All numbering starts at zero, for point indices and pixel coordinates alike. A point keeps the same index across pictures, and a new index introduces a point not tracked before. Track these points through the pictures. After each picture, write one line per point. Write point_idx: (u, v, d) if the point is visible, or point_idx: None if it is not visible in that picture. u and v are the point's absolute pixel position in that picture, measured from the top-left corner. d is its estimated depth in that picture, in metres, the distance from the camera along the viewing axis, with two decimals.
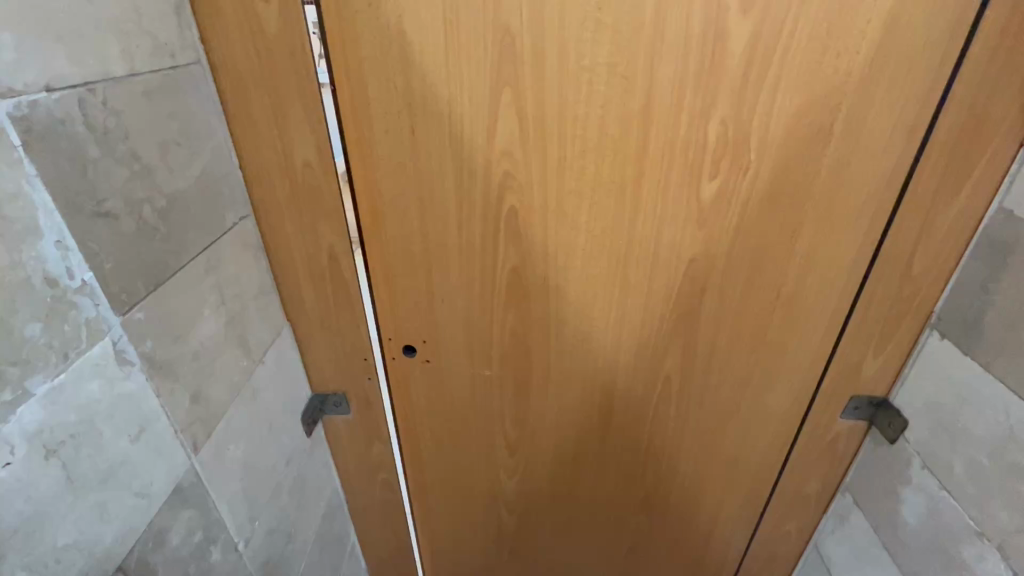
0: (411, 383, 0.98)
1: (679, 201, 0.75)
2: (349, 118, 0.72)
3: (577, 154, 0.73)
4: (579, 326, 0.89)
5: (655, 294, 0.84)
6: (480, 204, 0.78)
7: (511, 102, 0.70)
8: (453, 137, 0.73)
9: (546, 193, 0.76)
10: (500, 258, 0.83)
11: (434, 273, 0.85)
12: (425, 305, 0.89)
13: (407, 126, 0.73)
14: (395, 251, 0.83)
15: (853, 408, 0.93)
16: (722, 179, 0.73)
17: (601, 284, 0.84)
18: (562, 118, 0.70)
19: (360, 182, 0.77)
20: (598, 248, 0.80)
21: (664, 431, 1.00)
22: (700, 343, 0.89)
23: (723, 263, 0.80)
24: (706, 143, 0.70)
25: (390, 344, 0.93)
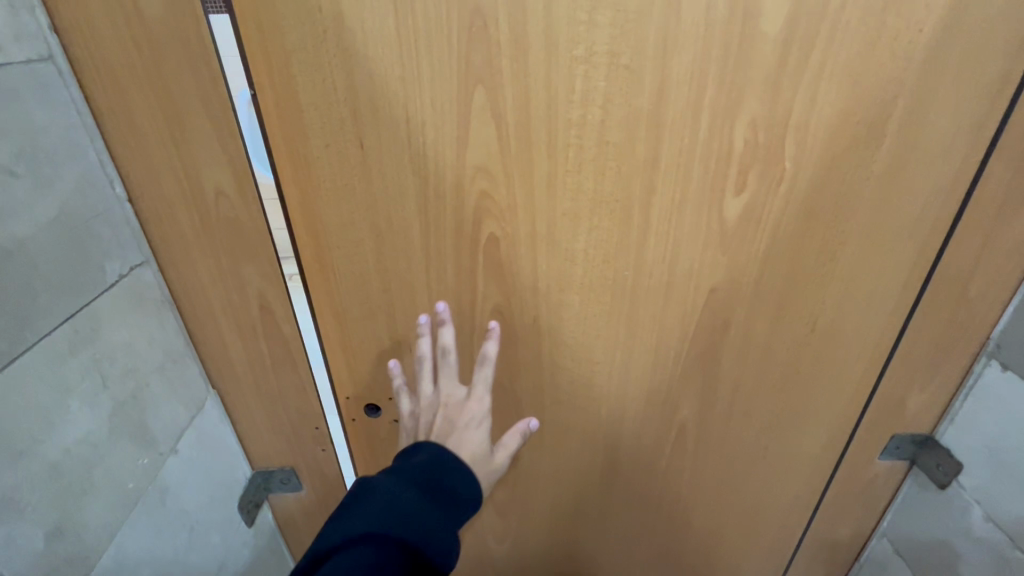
0: (376, 447, 0.82)
1: (698, 221, 0.61)
2: (276, 130, 0.56)
3: (572, 168, 0.58)
4: (577, 373, 0.74)
5: (668, 331, 0.69)
6: (452, 233, 0.63)
7: (487, 105, 0.55)
8: (412, 151, 0.58)
9: (533, 218, 0.61)
10: (480, 298, 0.68)
11: (399, 317, 0.69)
12: (389, 355, 0.73)
13: (353, 138, 0.57)
14: (348, 294, 0.67)
15: (893, 448, 0.81)
16: (751, 194, 0.59)
17: (603, 323, 0.69)
18: (551, 122, 0.55)
19: (298, 211, 0.61)
20: (599, 281, 0.66)
21: (677, 483, 0.86)
22: (721, 385, 0.74)
23: (749, 293, 0.66)
24: (732, 150, 0.56)
25: (348, 404, 0.77)
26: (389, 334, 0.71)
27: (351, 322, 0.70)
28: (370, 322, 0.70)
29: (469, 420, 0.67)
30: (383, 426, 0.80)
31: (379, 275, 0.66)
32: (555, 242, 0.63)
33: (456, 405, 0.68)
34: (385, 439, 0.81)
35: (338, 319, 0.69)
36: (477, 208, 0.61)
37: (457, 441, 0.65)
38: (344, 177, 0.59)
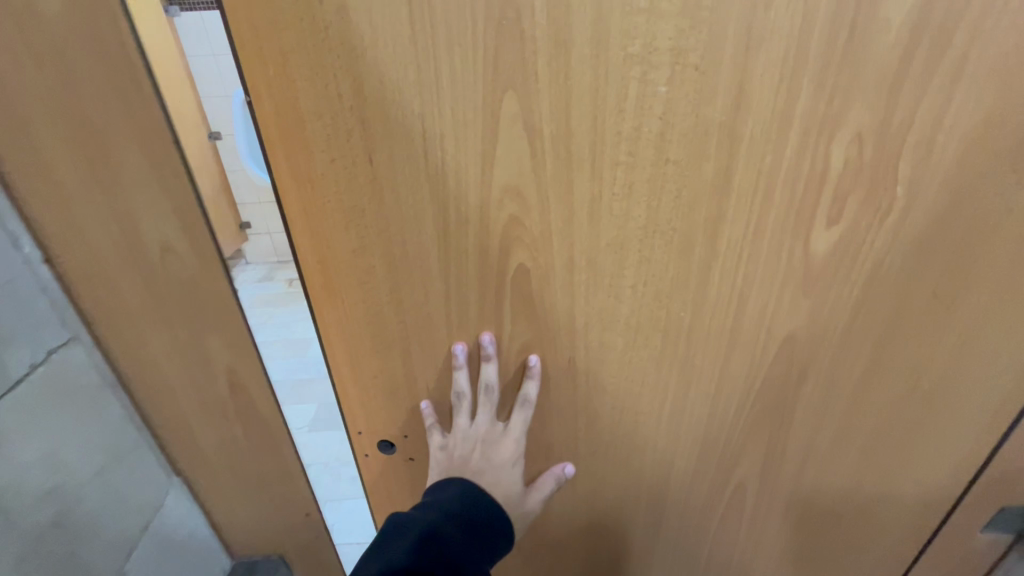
0: (392, 484, 0.74)
1: (776, 257, 0.49)
2: (276, 143, 0.49)
3: (620, 190, 0.48)
4: (618, 421, 0.64)
5: (730, 380, 0.58)
6: (476, 263, 0.54)
7: (518, 113, 0.45)
8: (429, 168, 0.49)
9: (572, 247, 0.51)
10: (507, 335, 0.58)
11: (414, 353, 0.61)
12: (405, 392, 0.65)
13: (362, 154, 0.49)
14: (359, 325, 0.60)
15: (1000, 520, 0.65)
16: (848, 226, 0.47)
17: (652, 368, 0.59)
18: (597, 135, 0.45)
19: (302, 233, 0.53)
20: (649, 322, 0.55)
21: (730, 545, 0.74)
22: (792, 442, 0.63)
23: (834, 342, 0.54)
24: (829, 171, 0.44)
25: (361, 440, 0.70)
26: (404, 370, 0.63)
27: (363, 355, 0.62)
28: (383, 356, 0.62)
29: (505, 459, 0.64)
30: (400, 464, 0.72)
31: (393, 308, 0.58)
32: (597, 276, 0.53)
33: (491, 443, 0.64)
34: (402, 477, 0.74)
35: (349, 352, 0.62)
36: (505, 235, 0.52)
37: (497, 481, 0.64)
38: (352, 198, 0.51)
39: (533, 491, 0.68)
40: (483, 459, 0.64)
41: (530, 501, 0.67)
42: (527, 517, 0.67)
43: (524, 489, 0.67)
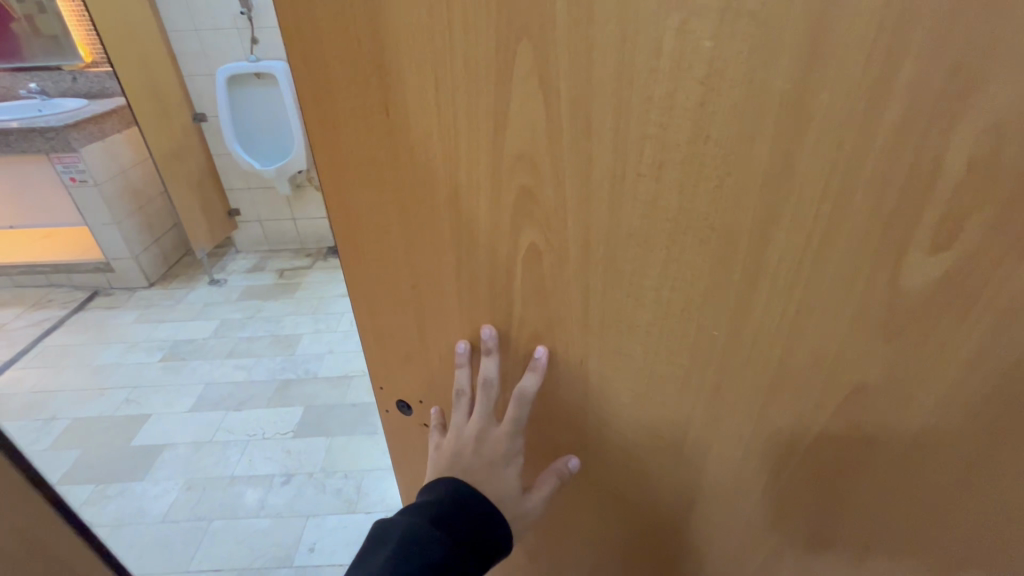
0: (406, 445, 0.75)
1: (856, 272, 0.38)
2: (300, 80, 0.46)
3: (648, 174, 0.39)
4: (636, 438, 0.56)
5: (780, 419, 0.48)
6: (484, 237, 0.48)
7: (530, 65, 0.37)
8: (440, 125, 0.43)
9: (588, 236, 0.44)
10: (515, 326, 0.53)
11: (427, 322, 0.58)
12: (418, 360, 0.63)
13: (373, 101, 0.44)
14: (374, 287, 0.58)
15: None
16: (968, 240, 0.35)
17: (673, 388, 0.50)
18: (623, 100, 0.36)
19: (325, 179, 0.52)
20: (677, 333, 0.46)
21: None
22: (868, 505, 0.50)
23: (943, 387, 0.41)
24: (944, 162, 0.32)
25: (383, 396, 0.70)
26: (417, 340, 0.61)
27: (381, 315, 0.60)
28: (398, 317, 0.60)
29: (497, 456, 0.57)
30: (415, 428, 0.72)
31: (405, 268, 0.54)
32: (617, 276, 0.45)
33: (484, 441, 0.57)
34: (415, 441, 0.74)
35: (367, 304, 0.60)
36: (516, 212, 0.45)
37: (490, 483, 0.56)
38: (367, 148, 0.47)
39: (532, 492, 0.59)
40: (474, 457, 0.57)
41: (529, 502, 0.58)
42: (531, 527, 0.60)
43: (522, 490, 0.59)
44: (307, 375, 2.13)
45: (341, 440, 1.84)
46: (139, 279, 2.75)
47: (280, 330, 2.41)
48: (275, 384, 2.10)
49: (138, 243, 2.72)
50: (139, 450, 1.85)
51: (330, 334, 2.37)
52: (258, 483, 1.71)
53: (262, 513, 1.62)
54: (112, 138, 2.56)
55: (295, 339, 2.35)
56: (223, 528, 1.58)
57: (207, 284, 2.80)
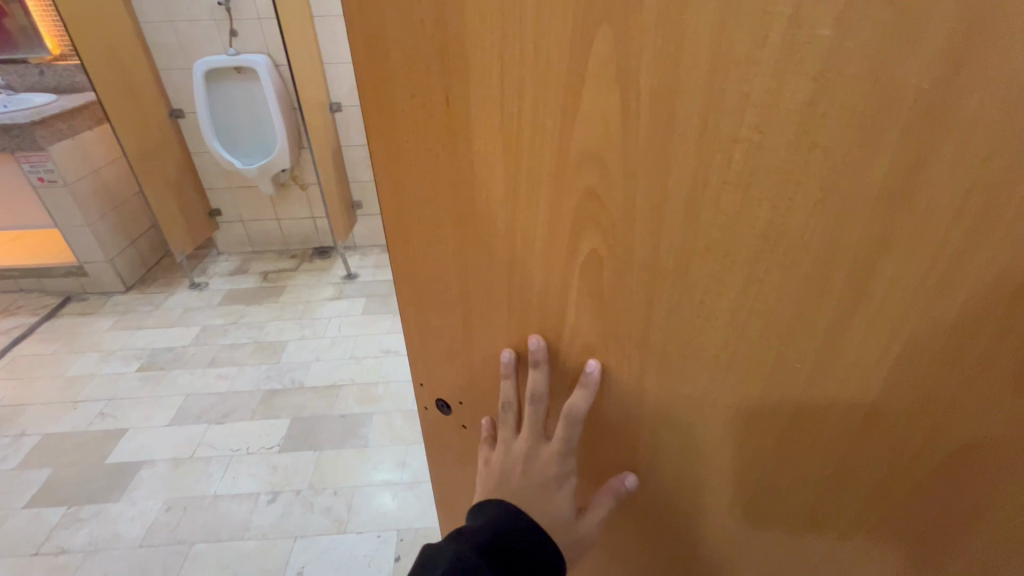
0: (445, 443, 0.77)
1: (966, 281, 0.36)
2: (362, 75, 0.47)
3: (734, 182, 0.38)
4: (692, 446, 0.55)
5: (862, 434, 0.46)
6: (543, 237, 0.48)
7: (612, 58, 0.37)
8: (512, 119, 0.44)
9: (659, 244, 0.44)
10: (568, 333, 0.53)
11: (474, 319, 0.60)
12: (461, 356, 0.64)
13: (439, 95, 0.45)
14: (423, 285, 0.60)
15: None
16: None
17: (743, 411, 0.50)
18: (715, 95, 0.36)
19: (379, 178, 0.53)
20: (752, 344, 0.45)
21: None
22: (956, 529, 0.47)
23: None
24: None
25: (421, 393, 0.73)
26: (462, 339, 0.62)
27: (426, 311, 0.62)
28: (445, 316, 0.61)
29: (549, 479, 0.59)
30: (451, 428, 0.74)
31: (461, 268, 0.56)
32: (688, 287, 0.45)
33: (534, 462, 0.59)
34: (454, 439, 0.75)
35: (415, 300, 0.62)
36: (582, 215, 0.45)
37: (539, 505, 0.58)
38: (431, 144, 0.49)
39: (589, 513, 0.61)
40: (524, 479, 0.59)
41: (586, 523, 0.61)
42: (584, 542, 0.61)
43: (577, 511, 0.61)
44: (292, 386, 2.03)
45: (330, 453, 1.75)
46: (115, 284, 2.61)
47: (264, 337, 2.30)
48: (261, 394, 2.00)
49: (113, 246, 2.58)
50: (115, 467, 1.75)
51: (317, 340, 2.27)
52: (242, 501, 1.62)
53: (246, 535, 1.52)
54: (83, 136, 2.43)
55: (280, 347, 2.24)
56: (205, 552, 1.48)
57: (187, 288, 2.68)
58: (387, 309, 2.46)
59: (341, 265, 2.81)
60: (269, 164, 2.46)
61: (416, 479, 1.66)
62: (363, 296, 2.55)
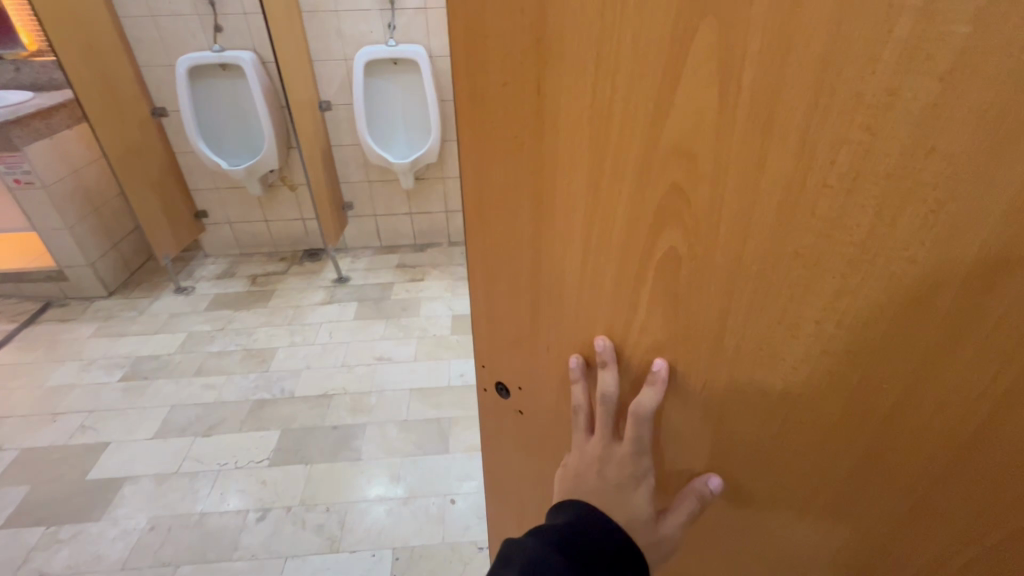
0: (506, 424, 0.81)
1: None
2: (462, 63, 0.53)
3: (835, 188, 0.36)
4: (753, 458, 0.54)
5: (948, 476, 0.42)
6: (620, 232, 0.49)
7: (711, 52, 0.37)
8: (594, 107, 0.45)
9: (742, 247, 0.42)
10: (637, 329, 0.54)
11: (544, 304, 0.62)
12: (528, 339, 0.68)
13: (533, 83, 0.49)
14: (500, 267, 0.64)
15: None
16: None
17: (818, 431, 0.47)
18: (823, 97, 0.34)
19: (472, 161, 0.58)
20: (832, 362, 0.43)
21: None
22: None
23: None
24: None
25: (485, 372, 0.78)
26: (531, 322, 0.66)
27: (496, 290, 0.67)
28: (516, 298, 0.65)
29: (625, 476, 0.59)
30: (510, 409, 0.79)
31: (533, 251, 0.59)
32: (771, 295, 0.43)
33: (609, 460, 0.60)
34: (516, 421, 0.79)
35: (487, 277, 0.66)
36: (664, 210, 0.45)
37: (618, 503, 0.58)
38: (515, 129, 0.52)
39: (670, 515, 0.59)
40: (599, 477, 0.60)
41: (667, 525, 0.59)
42: (666, 545, 0.59)
43: (656, 512, 0.60)
44: (282, 395, 1.97)
45: (322, 467, 1.70)
46: (97, 288, 2.53)
47: (252, 344, 2.23)
48: (249, 405, 1.94)
49: (95, 249, 2.50)
50: (96, 484, 1.68)
51: (307, 347, 2.20)
52: (230, 520, 1.56)
53: (235, 555, 1.47)
54: (61, 135, 2.34)
55: (270, 354, 2.17)
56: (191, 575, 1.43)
57: (173, 292, 2.59)
58: (380, 313, 2.39)
59: (331, 268, 2.74)
60: (256, 165, 2.37)
61: (409, 494, 1.60)
62: (354, 300, 2.49)
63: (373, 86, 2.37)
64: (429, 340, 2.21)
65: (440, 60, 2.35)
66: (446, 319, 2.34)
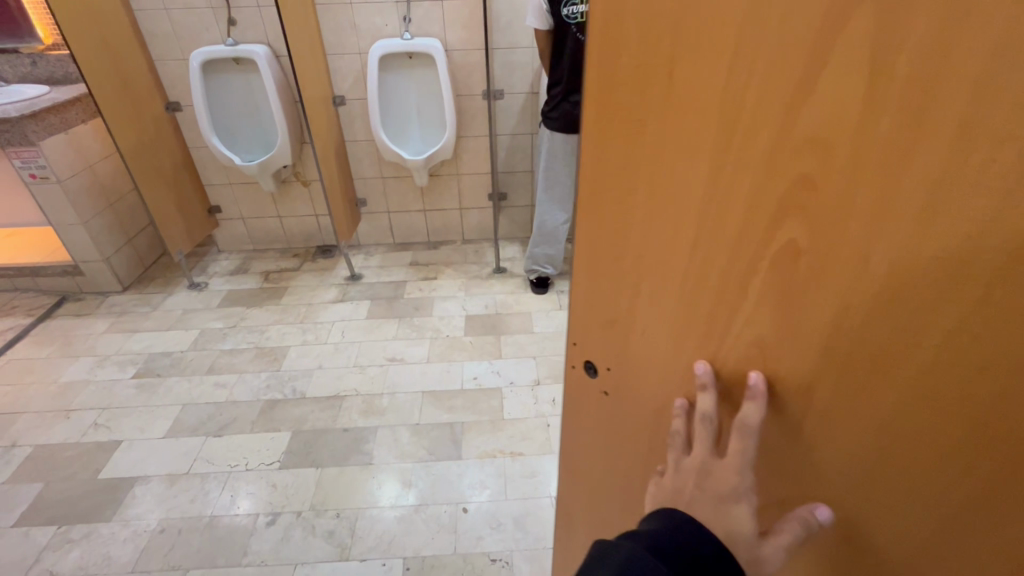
0: (590, 412, 0.81)
1: None
2: (594, 41, 0.52)
3: (995, 187, 0.30)
4: (850, 488, 0.48)
5: None
6: (738, 224, 0.46)
7: (864, 26, 0.33)
8: (729, 87, 0.42)
9: (870, 248, 0.37)
10: (738, 326, 0.50)
11: (644, 296, 0.61)
12: (621, 328, 0.67)
13: (663, 64, 0.46)
14: (604, 253, 0.63)
15: None
16: None
17: (932, 470, 0.41)
18: (995, 77, 0.28)
19: (591, 142, 0.58)
20: (962, 395, 0.36)
21: None
22: None
23: None
24: None
25: (575, 351, 0.78)
26: (627, 311, 0.64)
27: (597, 277, 0.66)
28: (615, 283, 0.64)
29: (724, 493, 0.52)
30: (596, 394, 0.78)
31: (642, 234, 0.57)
32: (897, 306, 0.37)
33: (708, 475, 0.54)
34: (601, 411, 0.79)
35: (591, 257, 0.66)
36: (791, 198, 0.41)
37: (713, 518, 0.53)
38: (639, 109, 0.50)
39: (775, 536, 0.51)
40: (697, 491, 0.55)
41: (770, 546, 0.50)
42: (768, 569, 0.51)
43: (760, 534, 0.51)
44: (294, 396, 1.94)
45: (333, 471, 1.67)
46: (111, 283, 2.52)
47: (264, 343, 2.21)
48: (260, 405, 1.91)
49: (109, 244, 2.49)
50: (108, 483, 1.67)
51: (319, 347, 2.17)
52: (239, 524, 1.54)
53: (245, 560, 1.45)
54: (76, 130, 2.33)
55: (282, 352, 2.15)
56: None
57: (186, 287, 2.58)
58: (393, 312, 2.35)
59: (344, 266, 2.71)
60: (270, 160, 2.34)
61: (421, 502, 1.57)
62: (367, 298, 2.45)
63: (387, 81, 2.32)
64: (442, 341, 2.17)
65: (456, 55, 2.29)
66: (460, 319, 2.30)
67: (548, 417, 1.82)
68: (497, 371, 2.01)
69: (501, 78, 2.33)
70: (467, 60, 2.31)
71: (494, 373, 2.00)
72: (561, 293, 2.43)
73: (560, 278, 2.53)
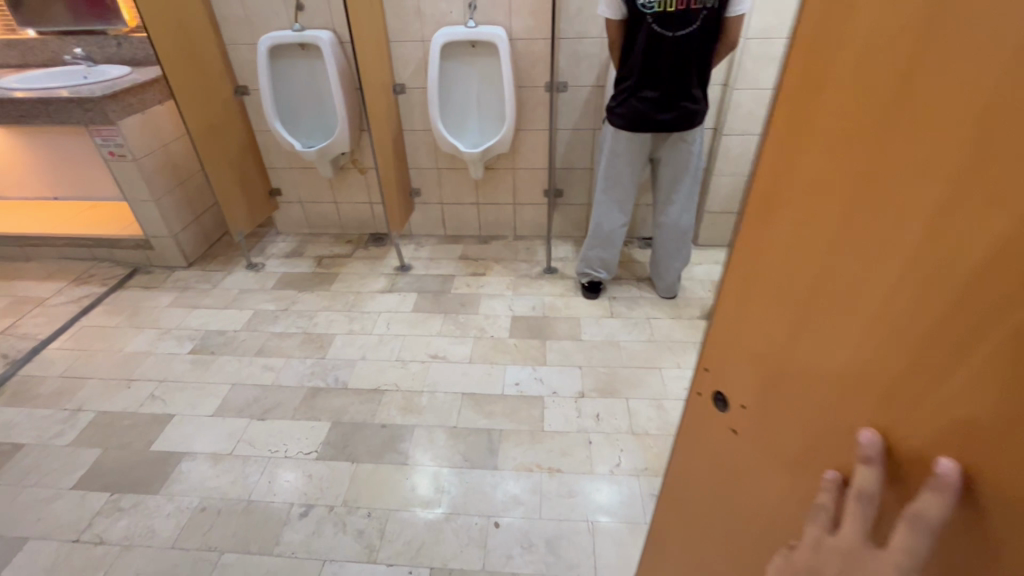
0: (713, 448, 0.75)
1: None
2: (807, 45, 0.47)
3: None
4: None
5: None
6: (960, 273, 0.37)
7: None
8: (980, 108, 0.34)
9: None
10: (931, 398, 0.41)
11: (807, 336, 0.53)
12: (771, 366, 0.60)
13: (898, 69, 0.39)
14: (771, 281, 0.56)
15: None
16: None
17: None
18: None
19: (782, 155, 0.51)
20: None
21: None
22: None
23: None
24: None
25: (705, 376, 0.73)
26: (783, 351, 0.57)
27: (755, 307, 0.60)
28: (771, 314, 0.57)
29: None
30: (722, 426, 0.72)
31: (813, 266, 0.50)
32: None
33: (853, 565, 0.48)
34: (726, 452, 0.72)
35: (747, 279, 0.60)
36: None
37: None
38: (849, 122, 0.43)
39: None
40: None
41: None
42: None
43: None
44: (336, 385, 1.95)
45: (368, 467, 1.66)
46: (178, 259, 2.64)
47: (312, 328, 2.23)
48: (304, 392, 1.93)
49: (178, 222, 2.60)
50: (158, 455, 1.74)
51: (364, 336, 2.17)
52: (274, 512, 1.55)
53: (276, 549, 1.46)
54: (152, 111, 2.43)
55: (328, 339, 2.17)
56: (234, 563, 1.43)
57: (245, 267, 2.66)
58: (439, 307, 2.32)
59: (395, 255, 2.70)
60: (328, 147, 2.34)
61: (453, 510, 1.52)
62: (415, 290, 2.43)
63: (448, 70, 2.26)
64: (485, 342, 2.11)
65: (520, 44, 2.19)
66: (506, 319, 2.23)
67: (589, 434, 1.72)
68: (540, 378, 1.93)
69: (566, 69, 2.21)
70: (531, 49, 2.20)
71: (536, 381, 1.92)
72: (614, 300, 2.30)
73: (614, 284, 2.40)
